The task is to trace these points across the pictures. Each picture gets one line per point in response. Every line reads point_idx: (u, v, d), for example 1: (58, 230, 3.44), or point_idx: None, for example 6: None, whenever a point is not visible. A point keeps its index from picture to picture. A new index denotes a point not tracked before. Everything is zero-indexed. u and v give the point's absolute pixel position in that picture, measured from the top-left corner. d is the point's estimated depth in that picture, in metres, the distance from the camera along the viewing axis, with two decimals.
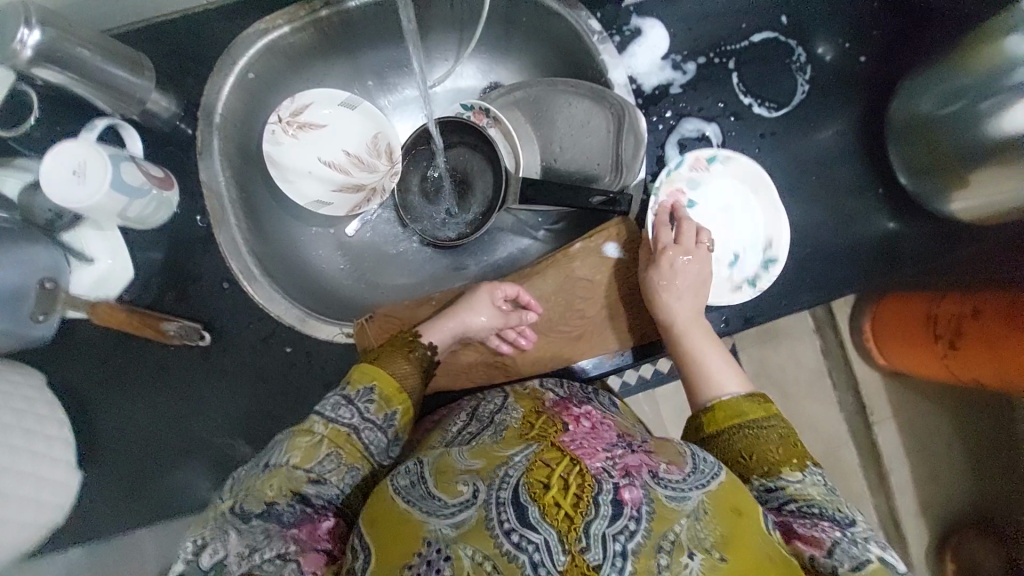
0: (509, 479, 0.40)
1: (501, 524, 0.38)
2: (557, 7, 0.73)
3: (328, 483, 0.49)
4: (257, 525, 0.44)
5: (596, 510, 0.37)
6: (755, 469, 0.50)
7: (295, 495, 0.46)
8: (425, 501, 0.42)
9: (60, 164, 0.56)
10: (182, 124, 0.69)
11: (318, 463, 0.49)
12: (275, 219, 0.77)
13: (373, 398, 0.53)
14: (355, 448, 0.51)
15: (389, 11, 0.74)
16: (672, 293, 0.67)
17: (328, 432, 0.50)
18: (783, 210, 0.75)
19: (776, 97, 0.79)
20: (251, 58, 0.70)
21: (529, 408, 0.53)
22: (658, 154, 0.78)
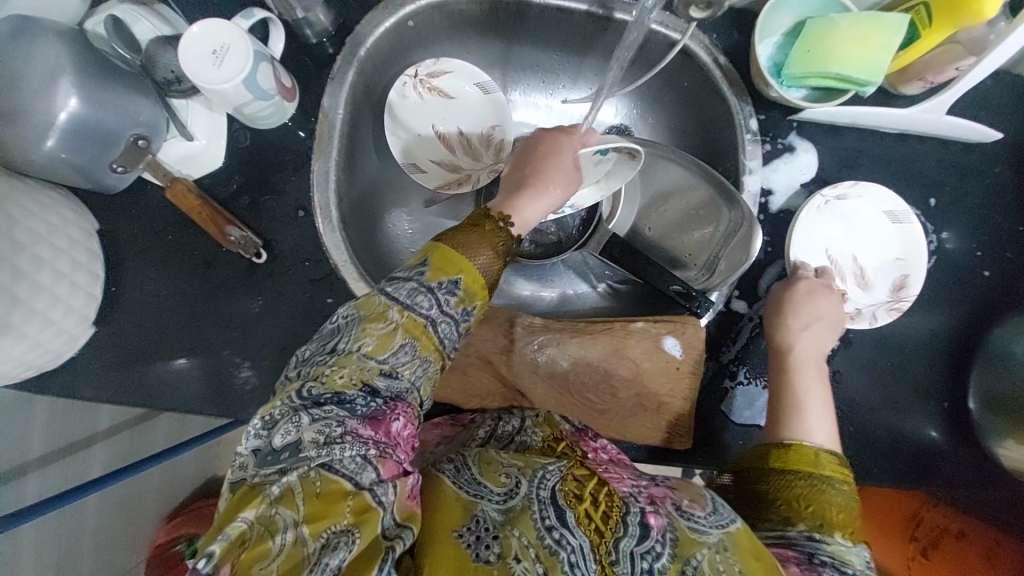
0: (547, 480, 0.51)
1: (542, 520, 0.47)
2: (726, 94, 0.70)
3: (399, 376, 0.49)
4: (331, 411, 0.45)
5: (625, 529, 0.47)
6: (801, 516, 0.50)
7: (365, 387, 0.47)
8: (473, 485, 0.50)
9: (205, 40, 0.55)
10: (327, 43, 0.67)
11: (393, 352, 0.49)
12: (365, 167, 0.74)
13: (456, 291, 0.52)
14: (430, 340, 0.51)
15: (566, 20, 0.72)
16: (800, 322, 0.64)
17: (403, 321, 0.50)
18: (917, 232, 0.72)
19: (903, 218, 0.72)
20: (417, 8, 0.69)
21: (550, 432, 0.62)
22: (753, 275, 0.73)
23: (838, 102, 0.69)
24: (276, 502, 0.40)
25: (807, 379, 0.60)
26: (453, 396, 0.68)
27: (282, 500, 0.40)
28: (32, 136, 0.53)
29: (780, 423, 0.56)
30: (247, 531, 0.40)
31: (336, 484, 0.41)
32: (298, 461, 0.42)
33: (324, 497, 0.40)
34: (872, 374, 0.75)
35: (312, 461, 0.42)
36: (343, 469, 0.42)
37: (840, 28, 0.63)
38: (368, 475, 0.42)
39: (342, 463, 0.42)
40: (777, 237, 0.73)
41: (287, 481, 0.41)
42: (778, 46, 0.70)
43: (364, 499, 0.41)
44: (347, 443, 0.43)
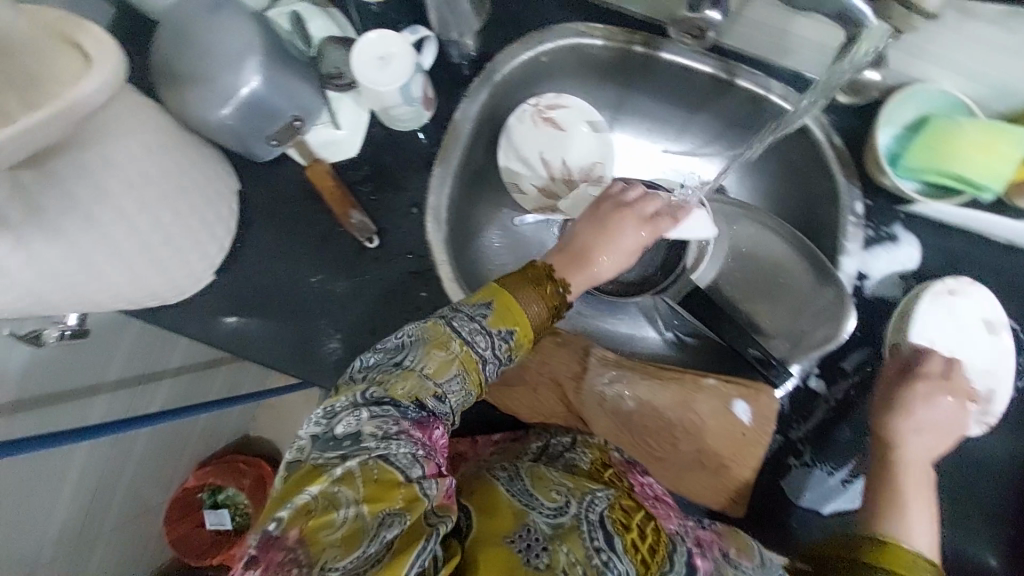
0: (595, 507, 0.54)
1: (591, 540, 0.50)
2: (835, 173, 0.72)
3: (446, 401, 0.52)
4: (388, 411, 0.48)
5: (671, 566, 0.54)
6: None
7: (418, 404, 0.50)
8: (526, 496, 0.54)
9: (377, 45, 0.61)
10: (469, 64, 0.74)
11: (447, 379, 0.52)
12: (474, 180, 0.79)
13: (508, 340, 0.54)
14: (479, 376, 0.54)
15: (689, 79, 0.76)
16: (911, 425, 0.64)
17: (462, 354, 0.53)
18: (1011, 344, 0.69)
19: (999, 327, 0.70)
20: (554, 47, 0.74)
21: (599, 457, 0.66)
22: (835, 355, 0.71)
23: (953, 203, 0.69)
24: (337, 483, 0.43)
25: (918, 488, 0.61)
26: (517, 407, 0.70)
27: (343, 481, 0.44)
28: (215, 104, 0.60)
29: (886, 518, 0.59)
30: (311, 503, 0.42)
31: (390, 473, 0.45)
32: (358, 449, 0.46)
33: (380, 482, 0.44)
34: (944, 484, 0.72)
35: (371, 451, 0.45)
36: (396, 462, 0.45)
37: (966, 133, 0.64)
38: (416, 470, 0.46)
39: (397, 457, 0.46)
40: (866, 322, 0.72)
41: (349, 465, 0.44)
42: (896, 137, 0.71)
43: (413, 490, 0.45)
44: (399, 441, 0.46)
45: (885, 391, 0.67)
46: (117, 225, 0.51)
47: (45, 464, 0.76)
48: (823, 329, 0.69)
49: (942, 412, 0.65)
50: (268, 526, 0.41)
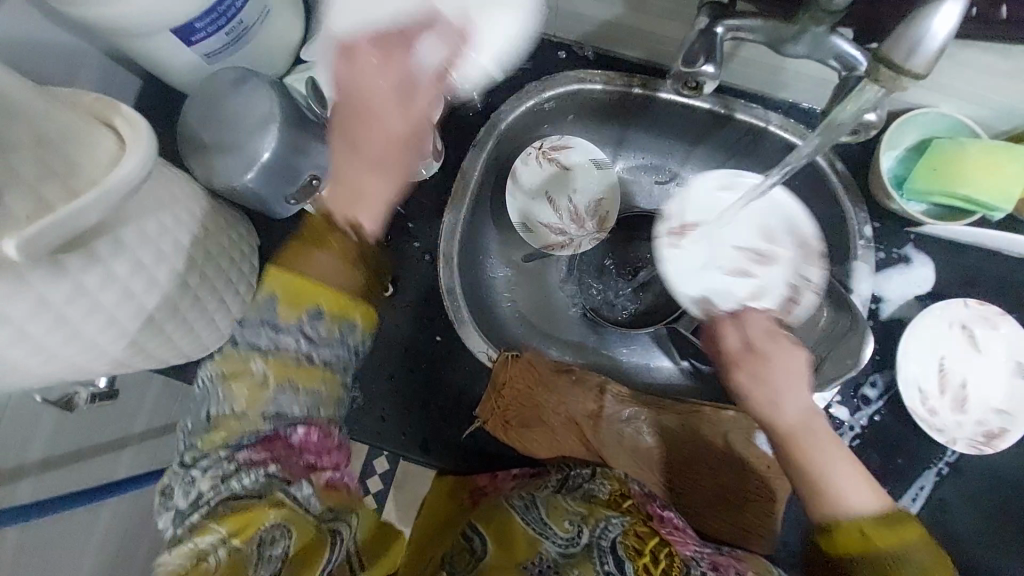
0: (608, 533, 0.55)
1: (601, 565, 0.51)
2: (838, 196, 0.72)
3: (285, 415, 0.54)
4: (224, 454, 0.52)
5: None
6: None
7: (264, 418, 0.53)
8: (541, 524, 0.56)
9: None
10: (475, 114, 0.77)
11: (267, 401, 0.53)
12: (484, 222, 0.82)
13: (322, 321, 0.53)
14: (306, 371, 0.54)
15: (688, 115, 0.78)
16: (771, 396, 0.54)
17: (268, 368, 0.53)
18: None
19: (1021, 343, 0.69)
20: (556, 93, 0.77)
21: (618, 488, 0.63)
22: (857, 381, 0.70)
23: (962, 222, 0.69)
24: (193, 539, 0.49)
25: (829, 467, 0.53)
26: (535, 449, 0.70)
27: (200, 532, 0.49)
28: (239, 170, 0.64)
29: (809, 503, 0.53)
30: (189, 558, 0.48)
31: (245, 504, 0.50)
32: (202, 506, 0.51)
33: (239, 514, 0.49)
34: (979, 509, 0.70)
35: (223, 495, 0.51)
36: (247, 495, 0.51)
37: (967, 151, 0.65)
38: (278, 482, 0.52)
39: (246, 488, 0.51)
40: (885, 346, 0.71)
41: (196, 519, 0.50)
42: (899, 160, 0.72)
43: (275, 495, 0.51)
44: (246, 473, 0.52)
45: (713, 344, 0.59)
46: (149, 292, 0.53)
47: (77, 522, 0.74)
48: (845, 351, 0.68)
49: (737, 342, 0.56)
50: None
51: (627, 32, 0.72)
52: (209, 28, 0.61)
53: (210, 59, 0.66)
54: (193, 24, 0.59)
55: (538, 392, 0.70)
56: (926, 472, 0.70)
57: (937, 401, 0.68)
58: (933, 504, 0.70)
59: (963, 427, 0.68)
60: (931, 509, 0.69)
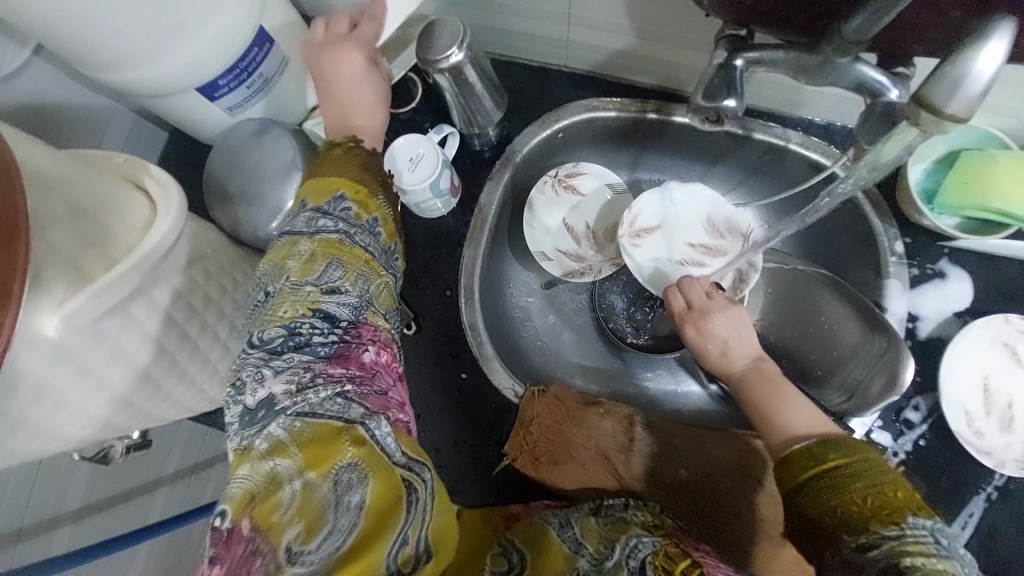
0: (637, 551, 0.49)
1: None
2: (869, 215, 0.70)
3: (343, 292, 0.48)
4: (293, 359, 0.44)
5: None
6: (845, 527, 0.43)
7: (316, 313, 0.46)
8: (576, 543, 0.53)
9: (405, 149, 0.65)
10: (491, 148, 0.77)
11: (321, 272, 0.48)
12: (504, 253, 0.82)
13: (348, 205, 0.51)
14: (354, 251, 0.50)
15: (704, 137, 0.77)
16: (715, 328, 0.62)
17: (316, 246, 0.49)
18: None
19: None
20: (570, 123, 0.77)
21: (650, 520, 0.56)
22: (897, 404, 0.68)
23: (996, 237, 0.67)
24: (267, 457, 0.40)
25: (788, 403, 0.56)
26: (566, 486, 0.68)
27: (275, 453, 0.40)
28: (263, 218, 0.65)
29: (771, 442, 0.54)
30: (253, 489, 0.39)
31: (326, 425, 0.42)
32: (276, 413, 0.43)
33: (317, 439, 0.41)
34: None
35: (295, 416, 0.42)
36: (328, 412, 0.42)
37: (999, 163, 0.63)
38: (355, 410, 0.44)
39: (324, 407, 0.43)
40: (926, 367, 0.69)
41: (279, 434, 0.41)
42: (928, 172, 0.70)
43: (359, 431, 0.42)
44: (321, 387, 0.44)
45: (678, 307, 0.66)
46: (181, 348, 0.54)
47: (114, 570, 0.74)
48: (889, 367, 0.64)
49: (697, 292, 0.66)
50: (212, 525, 0.38)
51: (639, 61, 0.72)
52: (233, 83, 0.63)
53: (233, 112, 0.67)
54: (216, 81, 0.61)
55: (567, 427, 0.69)
56: (976, 497, 0.67)
57: (983, 421, 0.66)
58: (986, 531, 0.66)
59: (1012, 447, 0.65)
60: (984, 537, 0.66)
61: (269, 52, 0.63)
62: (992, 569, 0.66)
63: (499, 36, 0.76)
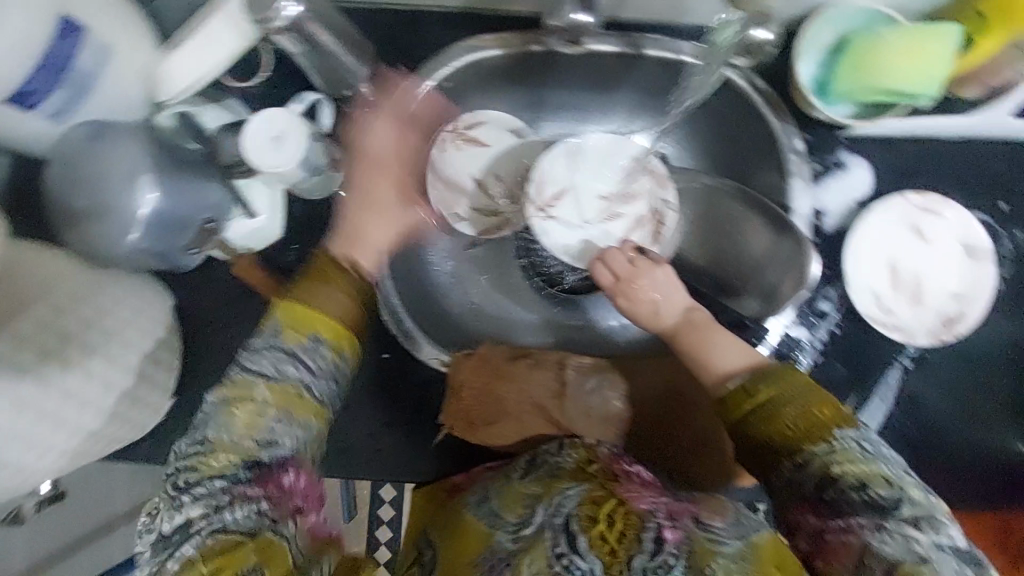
0: (563, 506, 0.52)
1: (554, 548, 0.49)
2: (766, 115, 0.70)
3: (281, 444, 0.51)
4: (218, 486, 0.49)
5: (640, 546, 0.48)
6: (784, 453, 0.50)
7: (247, 463, 0.50)
8: (493, 518, 0.55)
9: (264, 128, 0.58)
10: (372, 111, 0.71)
11: (265, 429, 0.51)
12: (411, 222, 0.77)
13: (322, 349, 0.55)
14: (307, 404, 0.53)
15: (596, 63, 0.73)
16: (641, 289, 0.64)
17: (271, 397, 0.52)
18: (983, 239, 0.69)
19: (966, 226, 0.69)
20: (453, 69, 0.71)
21: (585, 455, 0.61)
22: (811, 297, 0.71)
23: (887, 118, 0.67)
24: (177, 573, 0.47)
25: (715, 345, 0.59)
26: (506, 441, 0.69)
27: (184, 568, 0.47)
28: (119, 233, 0.58)
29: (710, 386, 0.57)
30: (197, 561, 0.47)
31: (232, 541, 0.47)
32: (189, 535, 0.48)
33: (223, 552, 0.47)
34: (948, 392, 0.71)
35: (213, 529, 0.47)
36: (235, 525, 0.48)
37: (889, 43, 0.60)
38: (265, 521, 0.49)
39: (236, 523, 0.48)
40: (834, 259, 0.70)
41: (190, 552, 0.47)
42: (821, 64, 0.68)
43: (265, 539, 0.48)
44: (236, 508, 0.48)
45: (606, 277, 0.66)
46: None
47: None
48: (799, 264, 0.67)
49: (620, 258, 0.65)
50: None
51: None
52: (45, 85, 0.54)
53: (59, 120, 0.58)
54: (26, 84, 0.53)
55: (495, 385, 0.70)
56: (891, 369, 0.71)
57: (892, 299, 0.70)
58: (904, 399, 0.71)
59: (920, 316, 0.70)
60: (902, 403, 0.71)
61: (80, 44, 0.55)
62: (911, 432, 0.71)
63: None
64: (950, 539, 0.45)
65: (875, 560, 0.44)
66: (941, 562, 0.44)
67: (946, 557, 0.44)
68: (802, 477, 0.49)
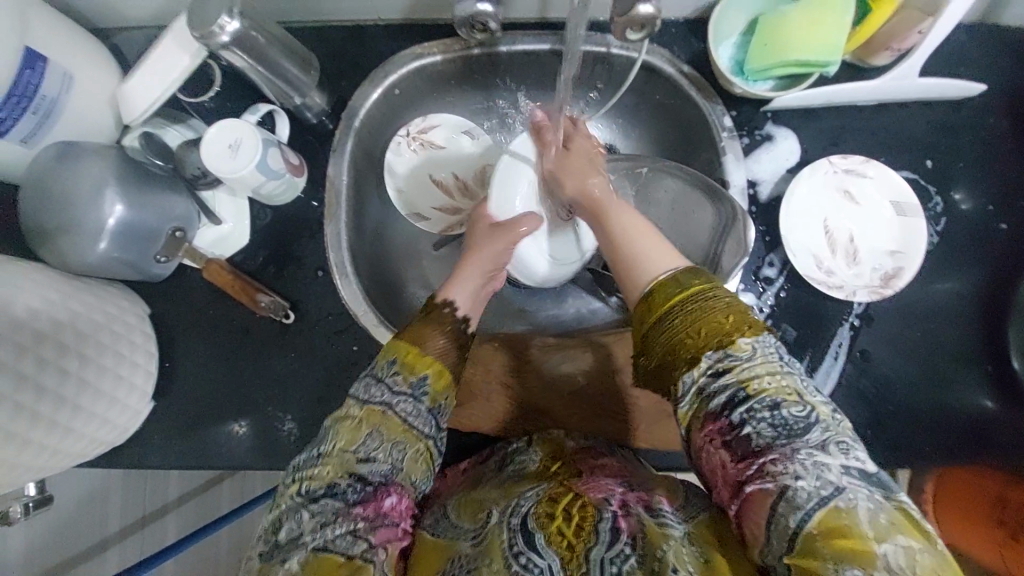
0: (520, 507, 0.50)
1: (510, 546, 0.46)
2: (696, 98, 0.74)
3: (378, 459, 0.50)
4: (326, 503, 0.47)
5: (597, 537, 0.46)
6: (705, 347, 0.47)
7: (352, 476, 0.48)
8: (451, 530, 0.53)
9: (220, 137, 0.63)
10: (326, 120, 0.76)
11: (362, 444, 0.50)
12: (373, 223, 0.81)
13: (396, 369, 0.53)
14: (394, 422, 0.51)
15: (534, 61, 0.78)
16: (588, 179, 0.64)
17: (363, 414, 0.51)
18: (903, 189, 0.73)
19: (887, 181, 0.73)
20: (400, 77, 0.76)
21: (548, 454, 0.62)
22: (754, 264, 0.74)
23: (806, 87, 0.72)
24: None
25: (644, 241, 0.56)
26: (476, 421, 0.72)
27: None
28: (88, 244, 0.62)
29: (630, 273, 0.54)
30: None
31: (331, 557, 0.44)
32: (301, 547, 0.45)
33: (324, 568, 0.44)
34: (901, 346, 0.73)
35: (310, 546, 0.45)
36: (335, 546, 0.45)
37: (789, 20, 0.66)
38: (360, 545, 0.45)
39: (336, 542, 0.45)
40: (773, 225, 0.74)
41: (294, 567, 0.44)
42: (738, 45, 0.73)
43: (358, 563, 0.44)
44: (337, 526, 0.46)
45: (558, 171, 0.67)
46: None
47: None
48: (732, 244, 0.70)
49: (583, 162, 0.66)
50: None
51: None
52: (15, 112, 0.59)
53: (30, 143, 0.63)
54: None
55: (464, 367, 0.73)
56: (841, 328, 0.73)
57: (832, 260, 0.73)
58: (856, 356, 0.73)
59: (851, 267, 0.72)
60: (854, 361, 0.73)
61: (44, 72, 0.60)
62: (866, 387, 0.73)
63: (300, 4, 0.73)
64: (861, 462, 0.41)
65: (788, 507, 0.40)
66: (853, 489, 0.40)
67: (864, 482, 0.40)
68: (682, 396, 0.47)
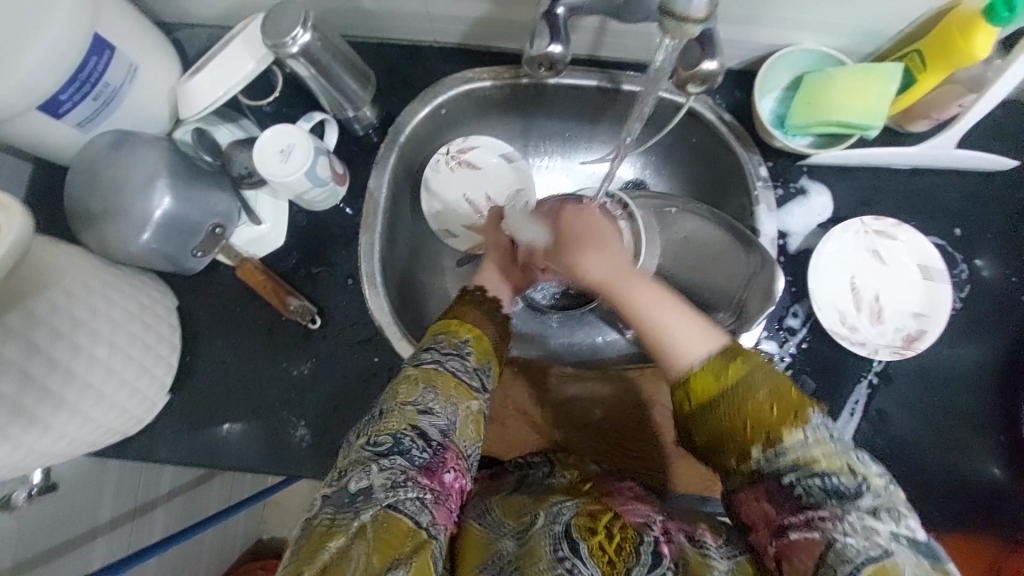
0: (562, 514, 0.51)
1: (555, 551, 0.47)
2: (734, 146, 0.75)
3: (437, 414, 0.52)
4: (393, 462, 0.48)
5: (638, 559, 0.48)
6: (753, 440, 0.47)
7: (415, 429, 0.50)
8: (495, 527, 0.52)
9: (274, 141, 0.65)
10: (373, 132, 0.77)
11: (420, 397, 0.53)
12: (405, 236, 0.82)
13: (441, 340, 0.58)
14: (446, 377, 0.54)
15: (580, 96, 0.80)
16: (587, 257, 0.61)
17: (417, 373, 0.55)
18: (931, 254, 0.74)
19: (915, 245, 0.74)
20: (449, 98, 0.78)
21: (576, 476, 0.61)
22: (779, 313, 0.75)
23: (844, 146, 0.74)
24: (353, 538, 0.43)
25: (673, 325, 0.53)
26: (490, 444, 0.72)
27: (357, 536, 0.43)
28: (131, 232, 0.63)
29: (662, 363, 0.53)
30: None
31: (400, 521, 0.44)
32: (368, 504, 0.45)
33: (388, 535, 0.44)
34: (919, 409, 0.73)
35: (379, 503, 0.45)
36: (404, 510, 0.45)
37: (836, 82, 0.68)
38: (425, 517, 0.46)
39: (404, 505, 0.46)
40: (800, 277, 0.75)
41: (360, 521, 0.44)
42: (780, 100, 0.76)
43: (419, 542, 0.44)
44: (404, 489, 0.46)
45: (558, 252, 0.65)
46: None
47: None
48: (757, 294, 0.71)
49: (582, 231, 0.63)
50: None
51: (500, 26, 0.73)
52: (74, 97, 0.60)
53: (83, 128, 0.64)
54: (57, 97, 0.58)
55: None
56: (859, 384, 0.73)
57: (855, 317, 0.74)
58: (873, 415, 0.73)
59: (874, 326, 0.73)
60: (872, 420, 0.73)
61: (110, 61, 0.61)
62: (882, 448, 0.72)
63: (361, 20, 0.75)
64: (911, 531, 0.41)
65: (835, 559, 0.41)
66: (903, 555, 0.40)
67: (914, 549, 0.40)
68: (733, 470, 0.49)
